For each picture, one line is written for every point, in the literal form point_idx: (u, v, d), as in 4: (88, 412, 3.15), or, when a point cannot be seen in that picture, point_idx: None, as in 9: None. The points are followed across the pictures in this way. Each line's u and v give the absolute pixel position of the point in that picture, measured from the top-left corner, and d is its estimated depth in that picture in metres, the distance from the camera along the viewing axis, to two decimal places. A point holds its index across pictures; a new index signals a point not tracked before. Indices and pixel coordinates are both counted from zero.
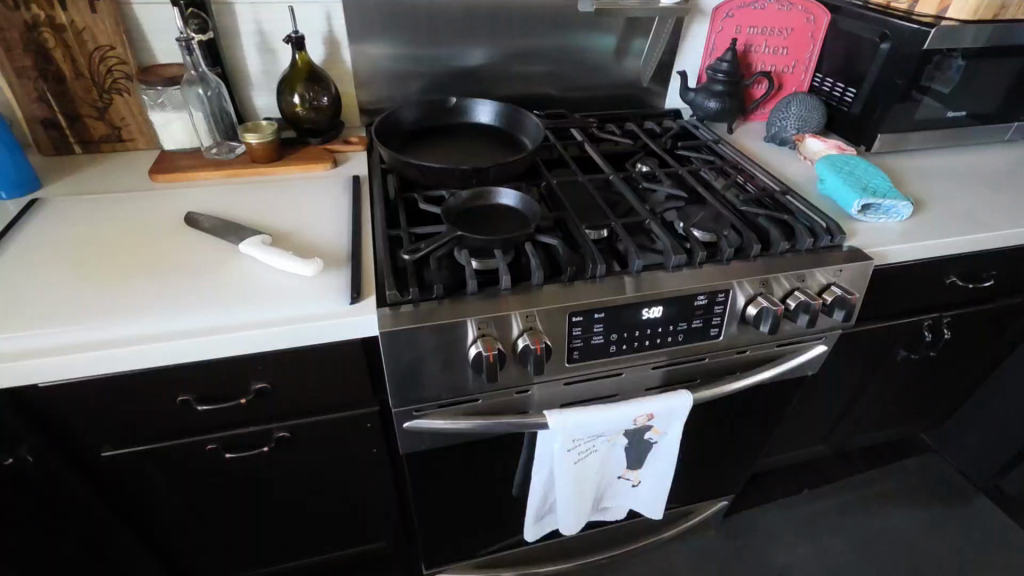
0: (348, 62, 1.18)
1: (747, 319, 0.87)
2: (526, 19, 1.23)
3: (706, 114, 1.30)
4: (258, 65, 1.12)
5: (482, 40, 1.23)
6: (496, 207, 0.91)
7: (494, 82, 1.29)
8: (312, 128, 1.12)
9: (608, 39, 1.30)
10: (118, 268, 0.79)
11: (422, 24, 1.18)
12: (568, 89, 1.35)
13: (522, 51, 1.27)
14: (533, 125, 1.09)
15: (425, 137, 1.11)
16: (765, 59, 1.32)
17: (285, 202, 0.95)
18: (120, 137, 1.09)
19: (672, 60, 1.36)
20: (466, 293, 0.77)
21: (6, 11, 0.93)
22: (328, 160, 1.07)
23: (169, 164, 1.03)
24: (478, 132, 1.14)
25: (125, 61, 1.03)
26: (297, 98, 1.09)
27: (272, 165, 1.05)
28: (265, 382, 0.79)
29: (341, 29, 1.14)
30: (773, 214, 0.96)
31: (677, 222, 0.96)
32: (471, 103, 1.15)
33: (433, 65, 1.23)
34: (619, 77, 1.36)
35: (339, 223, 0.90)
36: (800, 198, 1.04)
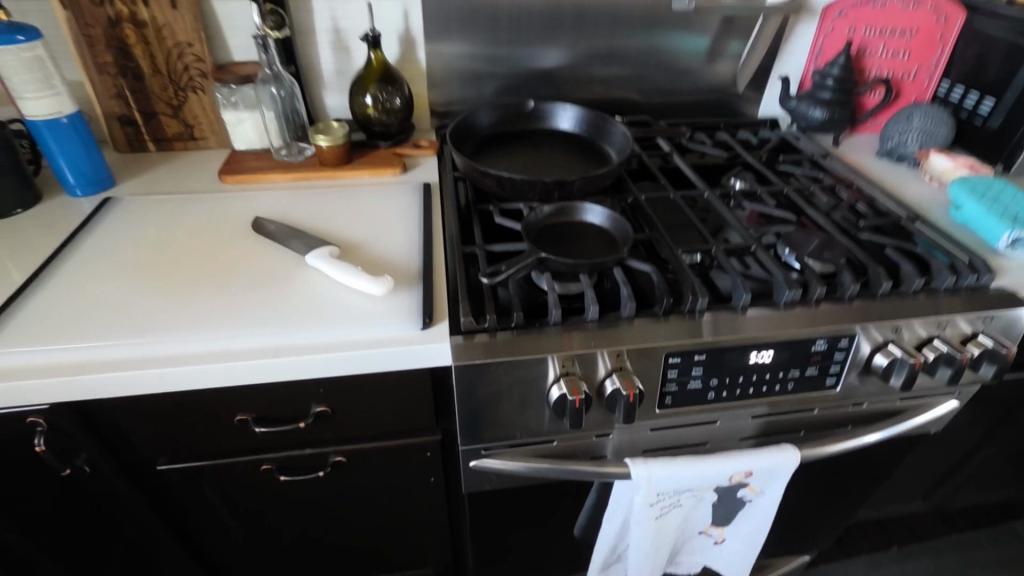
0: (422, 62, 1.12)
1: (873, 370, 0.75)
2: (613, 16, 1.13)
3: (808, 125, 1.17)
4: (331, 64, 1.08)
5: (564, 40, 1.14)
6: (580, 226, 0.82)
7: (574, 85, 1.20)
8: (382, 131, 1.07)
9: (701, 40, 1.18)
10: (183, 277, 0.75)
11: (501, 23, 1.10)
12: (653, 94, 1.24)
13: (605, 52, 1.17)
14: (620, 135, 1.00)
15: (500, 144, 1.03)
16: (882, 64, 1.17)
17: (353, 211, 0.90)
18: (193, 135, 1.08)
19: (771, 63, 1.23)
20: (547, 323, 0.68)
21: (91, 7, 0.93)
22: (398, 165, 1.01)
23: (238, 166, 1.00)
24: (557, 140, 1.05)
25: (202, 58, 1.00)
26: (369, 99, 1.04)
27: (341, 169, 1.00)
28: (325, 406, 0.74)
29: (417, 28, 1.08)
30: (902, 244, 0.82)
31: (785, 249, 0.83)
32: (552, 108, 1.06)
33: (509, 67, 1.16)
34: (709, 82, 1.24)
35: (410, 236, 0.84)
36: (931, 226, 0.90)
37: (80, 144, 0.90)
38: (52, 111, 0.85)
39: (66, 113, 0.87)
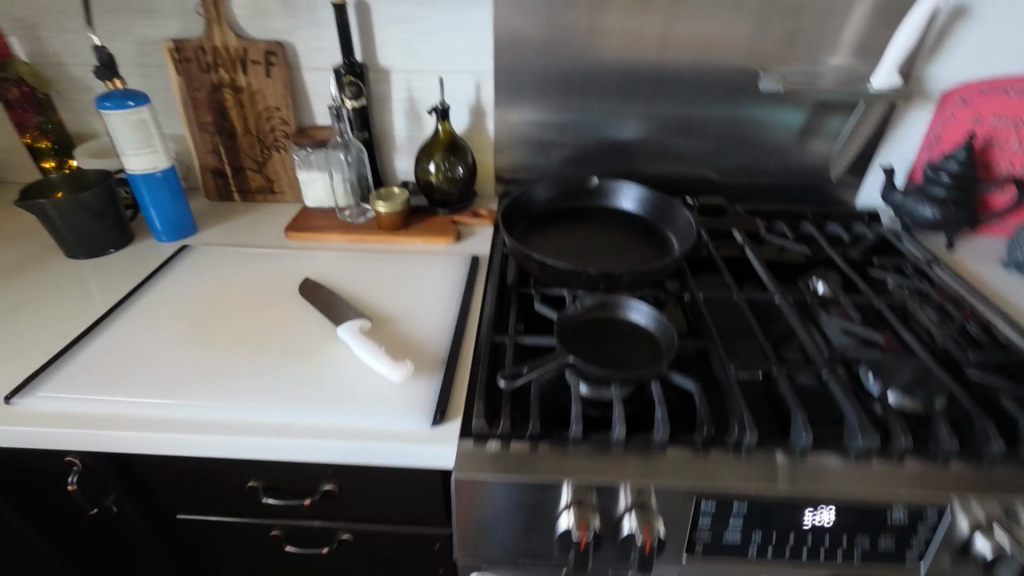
0: (490, 132, 1.13)
1: (971, 554, 0.60)
2: (694, 92, 1.07)
3: (916, 223, 1.02)
4: (403, 131, 1.12)
5: (638, 114, 1.10)
6: (624, 323, 0.76)
7: (645, 160, 1.15)
8: (441, 199, 1.08)
9: (794, 117, 1.09)
10: (222, 338, 0.78)
11: (572, 96, 1.08)
12: (733, 172, 1.15)
13: (681, 128, 1.11)
14: (685, 223, 0.93)
15: (556, 221, 1.00)
16: (1017, 159, 0.97)
17: (396, 281, 0.90)
18: (272, 189, 1.15)
19: (875, 149, 1.10)
20: (567, 438, 0.62)
21: (200, 74, 1.04)
22: (451, 235, 1.01)
23: (304, 223, 1.05)
24: (617, 219, 1.00)
25: (287, 121, 1.08)
26: (432, 166, 1.05)
27: (396, 234, 1.02)
28: (332, 485, 0.72)
29: (489, 99, 1.09)
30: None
31: (868, 376, 0.71)
32: (615, 185, 1.02)
33: (578, 139, 1.13)
34: (798, 164, 1.14)
35: (445, 315, 0.82)
36: None
37: (168, 194, 0.99)
38: (148, 165, 0.95)
39: (161, 168, 0.96)
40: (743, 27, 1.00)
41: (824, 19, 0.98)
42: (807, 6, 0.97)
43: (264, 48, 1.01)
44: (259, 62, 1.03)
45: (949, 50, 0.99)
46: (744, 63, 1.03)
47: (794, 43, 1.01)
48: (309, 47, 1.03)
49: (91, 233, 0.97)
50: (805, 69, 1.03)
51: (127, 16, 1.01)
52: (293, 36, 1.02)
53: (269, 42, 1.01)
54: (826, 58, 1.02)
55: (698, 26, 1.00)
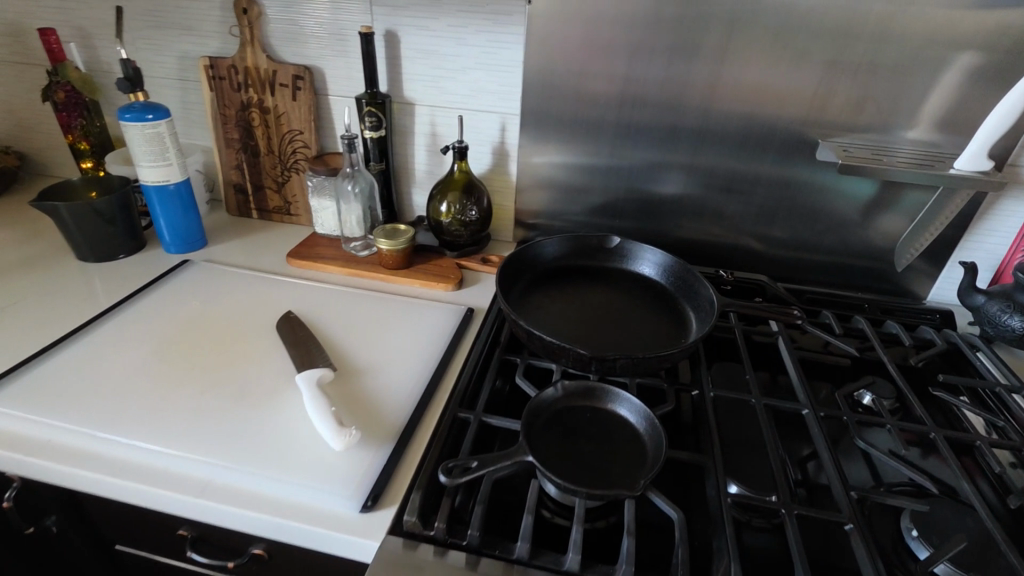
0: (513, 175, 1.06)
1: None
2: (740, 154, 0.95)
3: (999, 334, 0.84)
4: (423, 165, 1.07)
5: (675, 171, 0.99)
6: (609, 415, 0.66)
7: (680, 221, 1.04)
8: (450, 241, 1.02)
9: (857, 192, 0.94)
10: (181, 369, 0.74)
11: (603, 145, 0.99)
12: (779, 245, 1.02)
13: (722, 190, 0.99)
14: (707, 301, 0.81)
15: (565, 280, 0.91)
16: None
17: (379, 327, 0.84)
18: (289, 211, 1.14)
19: (956, 238, 0.93)
20: (512, 554, 0.53)
21: (231, 92, 1.04)
22: (451, 281, 0.94)
23: (308, 250, 1.02)
24: (633, 285, 0.90)
25: (308, 145, 1.06)
26: (444, 206, 0.99)
27: (395, 273, 0.97)
28: (262, 549, 0.63)
29: (513, 142, 1.02)
30: None
31: (911, 531, 0.58)
32: (636, 248, 0.92)
33: (606, 190, 1.04)
34: (859, 245, 0.99)
35: (416, 373, 0.74)
36: None
37: (180, 207, 0.99)
38: (161, 178, 0.95)
39: (173, 181, 0.96)
40: (803, 89, 0.88)
41: (902, 87, 0.85)
42: (882, 71, 0.84)
43: (293, 72, 1.00)
44: (287, 86, 1.02)
45: None
46: (802, 127, 0.91)
47: (863, 111, 0.88)
48: (336, 74, 1.01)
49: (101, 238, 0.98)
50: (874, 141, 0.90)
51: (171, 32, 1.04)
52: (322, 63, 1.00)
53: (297, 66, 1.00)
54: (902, 130, 0.88)
55: (751, 83, 0.89)
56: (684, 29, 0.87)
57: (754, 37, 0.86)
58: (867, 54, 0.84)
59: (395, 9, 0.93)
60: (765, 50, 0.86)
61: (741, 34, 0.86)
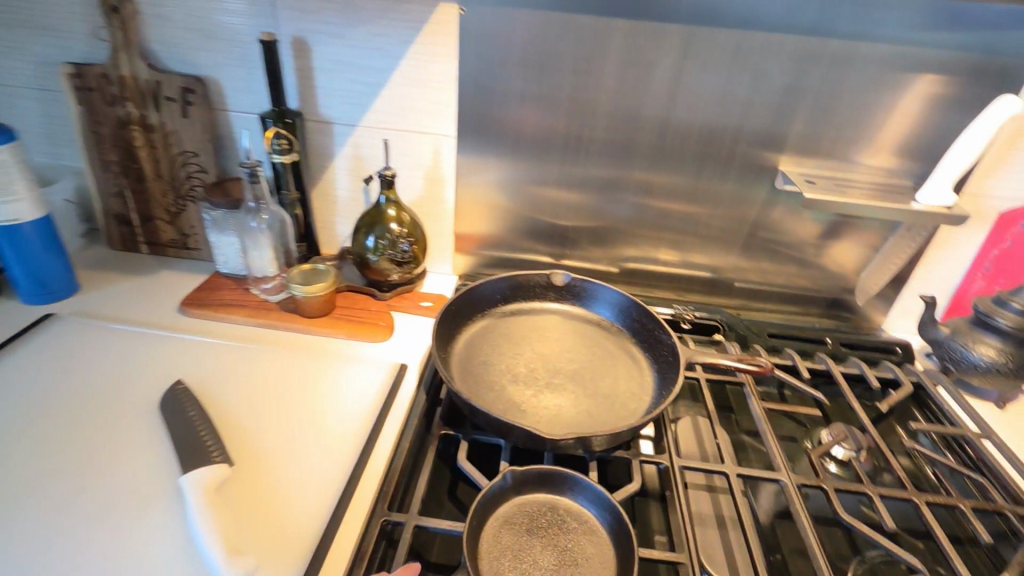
0: (450, 203, 0.94)
1: None
2: (696, 180, 0.88)
3: (961, 369, 0.82)
4: (346, 192, 0.93)
5: (626, 199, 0.91)
6: (566, 504, 0.57)
7: (634, 248, 0.96)
8: (379, 280, 0.89)
9: (813, 220, 0.90)
10: (25, 477, 0.58)
11: (550, 170, 0.90)
12: (737, 274, 0.97)
13: (679, 217, 0.92)
14: (668, 349, 0.74)
15: (511, 323, 0.82)
16: None
17: (291, 395, 0.70)
18: (187, 244, 0.97)
19: (910, 269, 0.91)
20: None
21: (104, 106, 0.85)
22: (383, 329, 0.82)
23: (209, 295, 0.87)
24: (588, 330, 0.82)
25: (205, 170, 0.90)
26: (371, 242, 0.86)
27: (316, 321, 0.83)
28: None
29: (449, 166, 0.91)
30: None
31: None
32: (589, 287, 0.84)
33: (554, 218, 0.95)
34: (817, 273, 0.94)
35: (336, 459, 0.62)
36: None
37: (40, 247, 0.80)
38: (11, 217, 0.76)
39: (27, 219, 0.77)
40: (761, 113, 0.81)
41: (860, 113, 0.80)
42: (842, 95, 0.79)
43: (181, 84, 0.84)
44: (175, 100, 0.85)
45: (1016, 166, 0.80)
46: (761, 153, 0.85)
47: (823, 136, 0.82)
48: (236, 87, 0.85)
49: None
50: (834, 167, 0.85)
51: (22, 31, 0.84)
52: (217, 73, 0.85)
53: (186, 77, 0.84)
54: (861, 156, 0.83)
55: (708, 106, 0.82)
56: (638, 46, 0.79)
57: (710, 57, 0.78)
58: (828, 77, 0.78)
59: (304, 13, 0.79)
60: (722, 71, 0.79)
61: (698, 53, 0.78)
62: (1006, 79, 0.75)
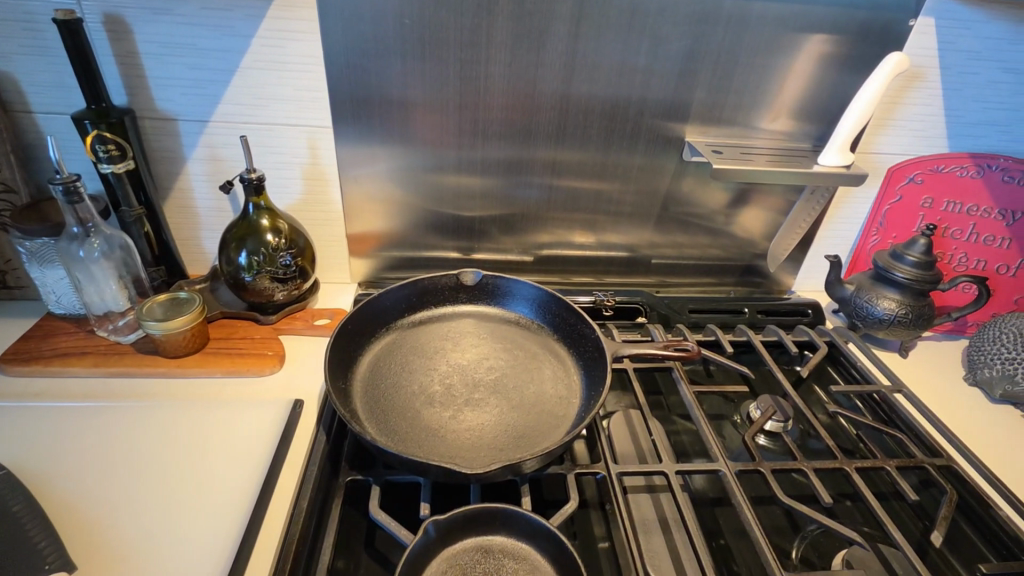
0: (337, 203, 0.83)
1: None
2: (605, 156, 0.83)
3: (867, 324, 0.84)
4: (208, 200, 0.79)
5: (534, 182, 0.85)
6: (502, 543, 0.50)
7: (548, 234, 0.90)
8: (261, 301, 0.76)
9: (722, 189, 0.88)
10: None
11: (448, 158, 0.81)
12: (653, 251, 0.94)
13: (590, 197, 0.87)
14: (593, 343, 0.69)
15: (420, 334, 0.73)
16: (969, 249, 0.88)
17: (157, 459, 0.57)
18: (6, 283, 0.78)
19: (813, 230, 0.92)
20: None
21: None
22: (271, 359, 0.70)
23: (39, 344, 0.70)
24: (506, 331, 0.75)
25: (13, 189, 0.72)
26: (243, 257, 0.73)
27: (186, 360, 0.69)
28: None
29: (330, 161, 0.79)
30: None
31: None
32: (504, 284, 0.77)
33: (458, 210, 0.86)
34: (729, 242, 0.94)
35: (216, 534, 0.51)
36: None
37: None
38: None
39: None
40: (662, 81, 0.77)
41: (759, 77, 0.78)
42: (739, 59, 0.76)
43: None
44: None
45: (899, 123, 0.82)
46: (666, 124, 0.81)
47: (724, 103, 0.80)
48: (39, 82, 0.68)
49: None
50: (736, 134, 0.83)
51: None
52: (8, 65, 0.66)
53: None
54: (762, 121, 0.82)
55: (609, 77, 0.76)
56: (526, 13, 0.71)
57: (606, 24, 0.72)
58: (725, 41, 0.75)
59: None
60: (619, 38, 0.73)
61: (592, 20, 0.72)
62: (887, 37, 0.75)
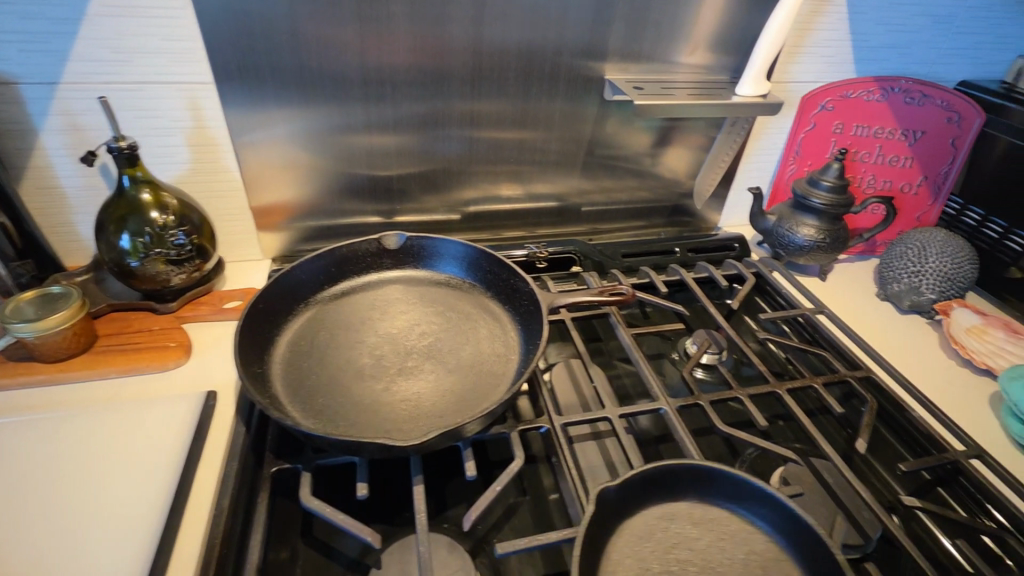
0: (235, 171, 0.74)
1: None
2: (525, 102, 0.78)
3: (789, 252, 0.87)
4: (74, 178, 0.68)
5: (453, 135, 0.79)
6: (691, 506, 0.52)
7: (474, 189, 0.86)
8: (156, 288, 0.67)
9: (646, 130, 0.86)
10: None
11: (355, 114, 0.74)
12: (583, 197, 0.91)
13: (513, 147, 0.83)
14: (527, 297, 0.66)
15: (345, 305, 0.68)
16: (876, 171, 0.92)
17: (45, 477, 0.50)
18: None
19: (735, 165, 0.93)
20: None
21: None
22: (175, 351, 0.63)
23: None
24: (436, 293, 0.71)
25: None
26: (126, 240, 0.64)
27: (71, 362, 0.61)
28: None
29: (219, 124, 0.70)
30: (954, 519, 0.53)
31: None
32: (429, 244, 0.72)
33: (374, 170, 0.79)
34: (656, 183, 0.93)
35: (125, 550, 0.45)
36: (998, 467, 0.58)
37: None
38: None
39: None
40: (579, 18, 0.72)
41: (675, 8, 0.75)
42: None
43: None
44: None
45: (810, 50, 0.82)
46: (585, 64, 0.77)
47: (642, 38, 0.77)
48: None
49: None
50: (656, 70, 0.80)
51: None
52: None
53: None
54: (681, 55, 0.80)
55: (522, 14, 0.70)
56: None
57: None
58: None
59: None
60: None
61: None
62: None
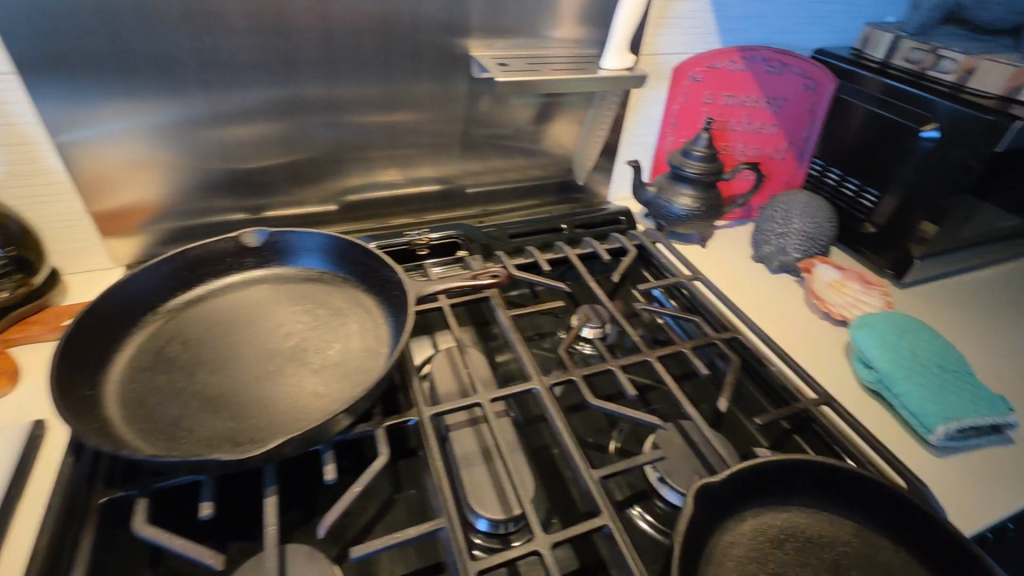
0: (63, 172, 0.66)
1: None
2: (390, 84, 0.75)
3: (669, 222, 0.89)
4: None
5: (315, 121, 0.74)
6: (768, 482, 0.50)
7: (347, 178, 0.82)
8: None
9: (523, 107, 0.85)
10: None
11: (198, 102, 0.67)
12: (467, 180, 0.89)
13: (384, 131, 0.79)
14: (396, 287, 0.64)
15: (200, 312, 0.63)
16: (746, 138, 0.96)
17: None
18: None
19: (615, 139, 0.94)
20: None
21: None
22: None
23: None
24: (304, 291, 0.67)
25: None
26: None
27: None
28: None
29: (31, 120, 0.62)
30: None
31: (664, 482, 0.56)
32: (291, 239, 0.68)
33: (231, 163, 0.74)
34: (541, 162, 0.92)
35: None
36: (845, 412, 0.62)
37: None
38: None
39: None
40: None
41: None
42: None
43: None
44: None
45: (674, 21, 0.84)
46: (448, 42, 0.74)
47: (505, 12, 0.75)
48: None
49: None
50: (525, 45, 0.79)
51: None
52: None
53: None
54: (548, 30, 0.79)
55: None
56: None
57: None
58: None
59: None
60: None
61: None
62: None
